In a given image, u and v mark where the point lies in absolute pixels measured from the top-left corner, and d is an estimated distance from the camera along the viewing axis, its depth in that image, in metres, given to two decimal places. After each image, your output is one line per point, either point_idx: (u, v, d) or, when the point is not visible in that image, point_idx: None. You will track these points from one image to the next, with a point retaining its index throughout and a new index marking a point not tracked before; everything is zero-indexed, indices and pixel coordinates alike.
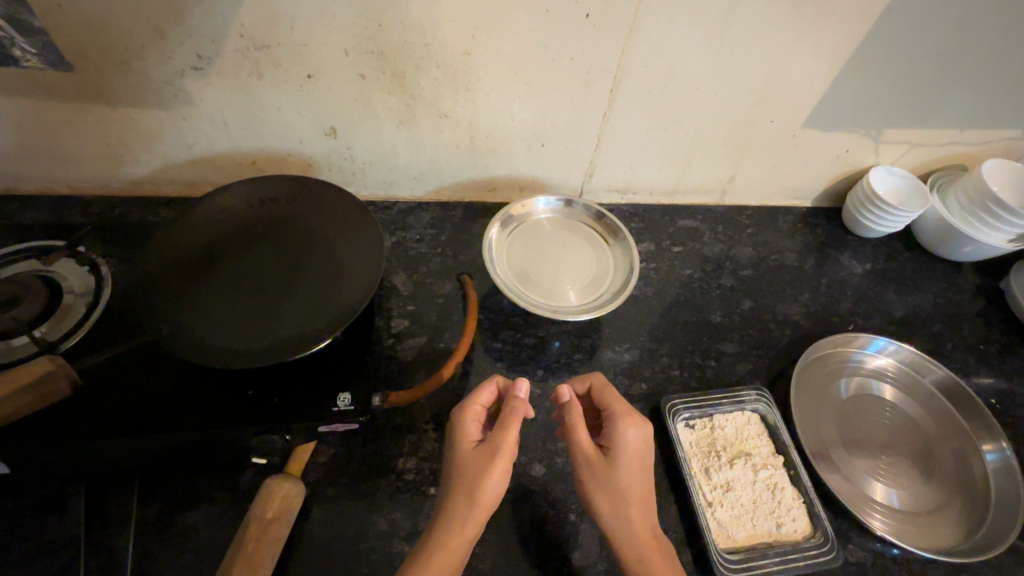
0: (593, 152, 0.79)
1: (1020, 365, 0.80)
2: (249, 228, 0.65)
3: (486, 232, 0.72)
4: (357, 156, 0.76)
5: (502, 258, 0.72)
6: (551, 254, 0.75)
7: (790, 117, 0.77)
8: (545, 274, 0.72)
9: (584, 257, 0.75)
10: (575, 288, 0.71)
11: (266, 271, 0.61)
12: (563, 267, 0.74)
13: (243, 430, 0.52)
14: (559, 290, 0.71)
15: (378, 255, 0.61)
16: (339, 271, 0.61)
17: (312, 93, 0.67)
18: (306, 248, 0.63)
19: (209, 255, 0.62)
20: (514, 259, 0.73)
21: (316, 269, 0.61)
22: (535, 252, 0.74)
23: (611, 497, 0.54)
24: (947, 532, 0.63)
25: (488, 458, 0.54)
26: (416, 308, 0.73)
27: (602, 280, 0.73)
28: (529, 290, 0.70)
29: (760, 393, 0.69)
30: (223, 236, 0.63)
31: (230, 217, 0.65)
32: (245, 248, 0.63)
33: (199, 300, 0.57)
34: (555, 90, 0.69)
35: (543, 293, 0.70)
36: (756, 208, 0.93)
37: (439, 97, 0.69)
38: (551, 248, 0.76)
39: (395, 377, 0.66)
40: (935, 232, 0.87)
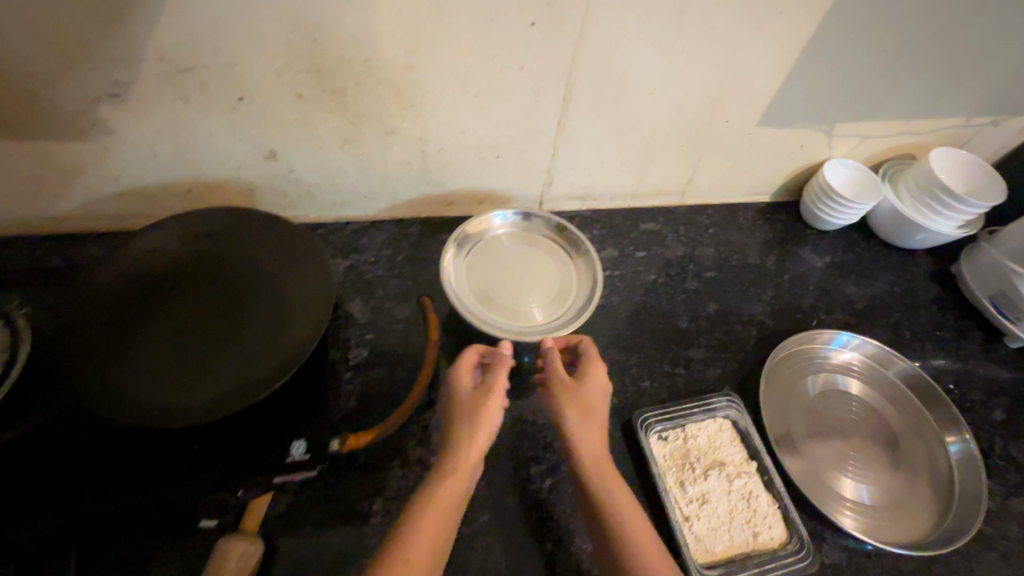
0: (550, 160, 0.77)
1: (976, 349, 0.82)
2: (184, 267, 0.60)
3: (442, 254, 0.69)
4: (302, 179, 0.72)
5: (460, 280, 0.69)
6: (512, 271, 0.72)
7: (744, 116, 0.76)
8: (507, 293, 0.70)
9: (547, 272, 0.73)
10: (538, 306, 0.69)
11: (204, 314, 0.57)
12: (525, 285, 0.72)
13: (188, 494, 0.48)
14: (522, 309, 0.69)
15: (326, 291, 0.57)
16: (284, 310, 0.57)
17: (246, 117, 0.62)
18: (249, 285, 0.59)
19: (143, 302, 0.57)
20: (473, 279, 0.70)
21: (259, 309, 0.57)
22: (495, 271, 0.72)
23: (584, 430, 0.56)
24: (915, 524, 0.64)
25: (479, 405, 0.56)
26: (375, 335, 0.70)
27: (566, 295, 0.71)
28: (492, 312, 0.67)
29: (731, 399, 0.69)
30: (154, 277, 0.59)
31: (163, 255, 0.60)
32: (179, 289, 0.58)
33: (133, 355, 0.53)
34: (506, 101, 0.67)
35: (506, 314, 0.68)
36: (717, 206, 0.92)
37: (384, 114, 0.66)
38: (512, 265, 0.73)
39: (356, 412, 0.63)
40: (889, 222, 0.89)
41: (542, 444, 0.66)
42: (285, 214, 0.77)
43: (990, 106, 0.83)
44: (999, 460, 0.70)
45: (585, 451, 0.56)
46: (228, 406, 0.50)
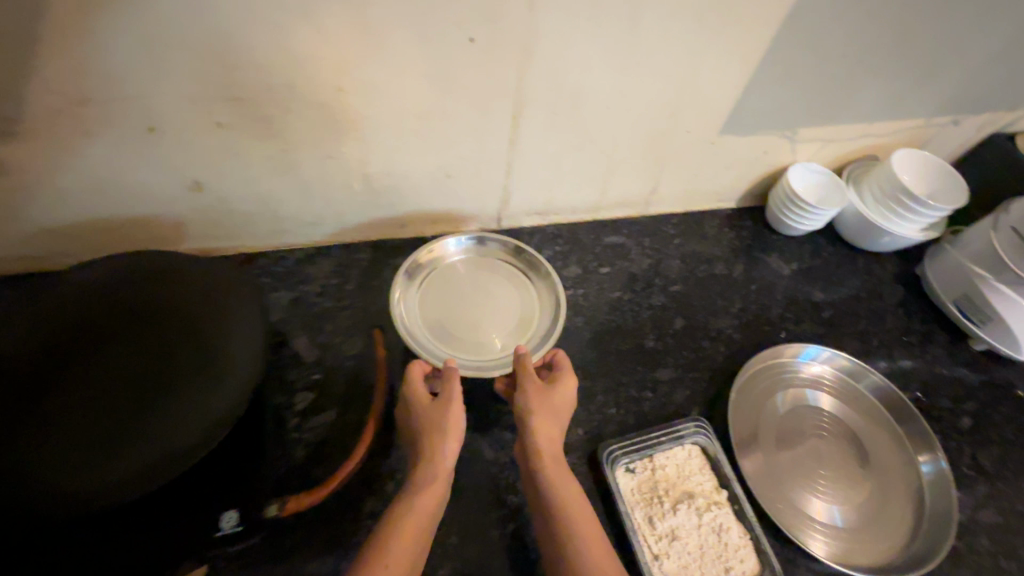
0: (505, 177, 0.73)
1: (942, 353, 0.81)
2: (78, 315, 0.52)
3: (390, 296, 0.64)
4: (235, 209, 0.66)
5: (415, 319, 0.65)
6: (469, 299, 0.69)
7: (705, 125, 0.73)
8: (467, 325, 0.66)
9: (507, 297, 0.70)
10: (501, 336, 0.66)
11: (106, 367, 0.50)
12: (484, 314, 0.68)
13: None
14: (484, 341, 0.65)
15: (255, 331, 0.53)
16: (205, 350, 0.51)
17: (162, 148, 0.56)
18: (160, 327, 0.53)
19: (42, 367, 0.49)
20: (429, 315, 0.66)
21: (176, 352, 0.51)
22: (452, 302, 0.68)
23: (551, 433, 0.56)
24: (884, 546, 0.63)
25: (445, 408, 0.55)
26: (323, 376, 0.65)
27: (529, 322, 0.68)
28: (452, 348, 0.64)
29: (700, 424, 0.66)
30: (42, 332, 0.51)
31: (55, 304, 0.53)
32: (71, 343, 0.51)
33: (30, 434, 0.45)
34: (452, 120, 0.62)
35: (467, 347, 0.64)
36: (683, 215, 0.89)
37: (319, 139, 0.60)
38: (469, 294, 0.69)
39: (303, 464, 0.57)
40: (854, 225, 0.87)
41: (505, 485, 0.62)
42: (220, 246, 0.71)
43: (950, 106, 0.81)
44: (966, 469, 0.70)
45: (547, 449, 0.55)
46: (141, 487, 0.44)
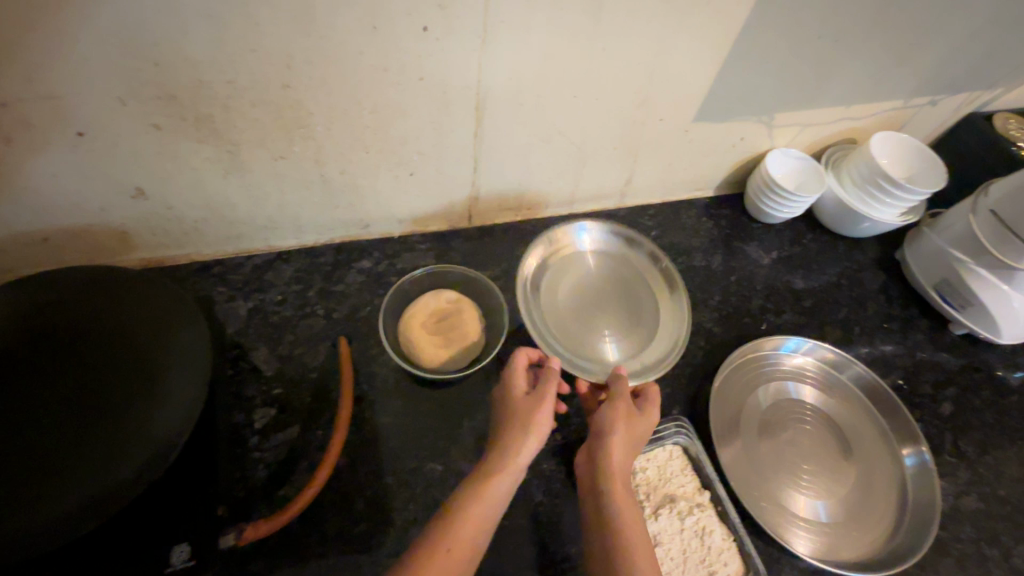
0: (472, 173, 0.69)
1: (922, 339, 0.80)
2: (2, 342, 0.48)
3: (522, 265, 0.71)
4: (183, 215, 0.62)
5: (537, 295, 0.71)
6: (592, 303, 0.73)
7: (679, 113, 0.70)
8: (586, 325, 0.71)
9: (623, 308, 0.73)
10: (603, 342, 0.69)
11: (42, 397, 0.46)
12: (599, 317, 0.72)
13: None
14: (597, 344, 0.69)
15: (197, 344, 0.49)
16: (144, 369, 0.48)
17: (93, 153, 0.52)
18: (96, 349, 0.49)
19: None
20: (556, 307, 0.72)
21: (114, 375, 0.47)
22: (576, 296, 0.73)
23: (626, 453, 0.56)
24: (868, 540, 0.62)
25: (532, 409, 0.56)
26: (284, 390, 0.62)
27: (644, 343, 0.70)
28: (557, 332, 0.69)
29: (680, 424, 0.64)
30: None
31: None
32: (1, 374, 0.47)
33: None
34: (410, 115, 0.59)
35: (580, 345, 0.68)
36: (660, 205, 0.87)
37: (267, 139, 0.56)
38: (596, 298, 0.73)
39: (265, 486, 0.55)
40: (834, 211, 0.85)
41: None
42: (171, 255, 0.66)
43: (929, 87, 0.79)
44: (949, 456, 0.69)
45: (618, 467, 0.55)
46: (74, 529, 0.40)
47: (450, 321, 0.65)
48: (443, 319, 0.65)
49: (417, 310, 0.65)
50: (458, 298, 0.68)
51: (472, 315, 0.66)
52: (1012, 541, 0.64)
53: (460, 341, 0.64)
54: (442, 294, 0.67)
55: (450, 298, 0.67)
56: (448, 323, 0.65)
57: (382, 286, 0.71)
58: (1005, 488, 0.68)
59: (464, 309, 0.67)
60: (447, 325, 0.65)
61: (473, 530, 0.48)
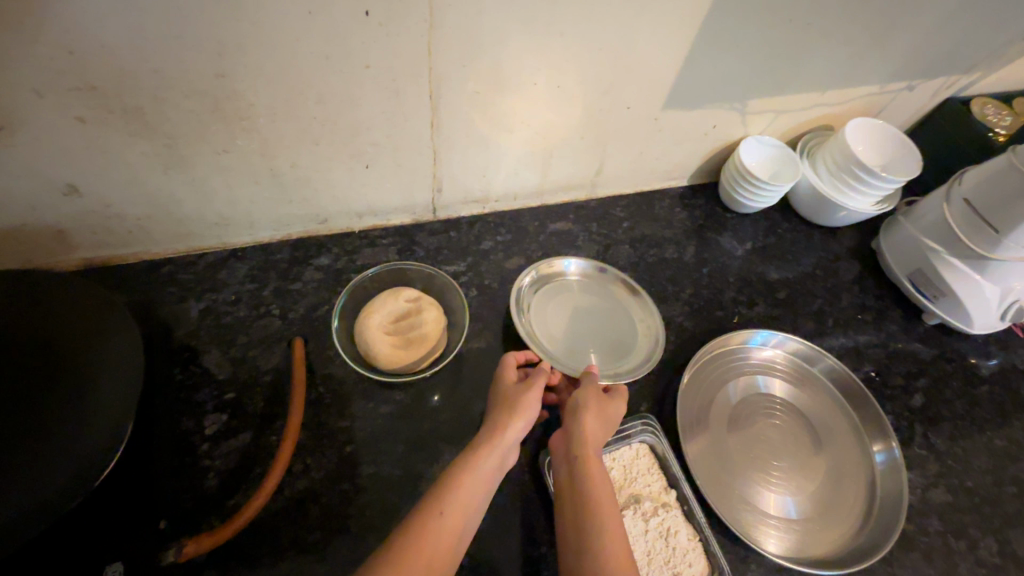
0: (433, 165, 0.66)
1: (896, 329, 0.79)
2: None
3: (516, 285, 0.71)
4: (124, 213, 0.59)
5: (531, 313, 0.70)
6: (575, 316, 0.72)
7: (647, 100, 0.68)
8: (571, 339, 0.70)
9: (609, 313, 0.73)
10: (599, 349, 0.69)
11: None
12: (589, 328, 0.71)
13: None
14: (584, 356, 0.68)
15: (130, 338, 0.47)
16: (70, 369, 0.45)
17: (15, 149, 0.49)
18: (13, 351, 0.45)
19: None
20: (543, 322, 0.70)
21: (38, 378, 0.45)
22: (565, 313, 0.72)
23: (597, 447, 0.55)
24: (837, 536, 0.61)
25: (519, 398, 0.56)
26: (237, 394, 0.59)
27: (626, 349, 0.70)
28: (562, 354, 0.68)
29: (646, 421, 0.63)
30: None
31: None
32: None
33: None
34: (359, 105, 0.55)
35: (568, 357, 0.68)
36: (633, 195, 0.84)
37: (206, 132, 0.53)
38: (578, 312, 0.73)
39: (214, 495, 0.53)
40: (810, 201, 0.84)
41: None
42: (115, 254, 0.63)
43: (904, 72, 0.78)
44: (918, 448, 0.68)
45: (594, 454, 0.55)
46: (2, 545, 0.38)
47: (408, 322, 0.64)
48: (402, 320, 0.64)
49: (375, 309, 0.63)
50: (419, 298, 0.66)
51: (433, 315, 0.64)
52: (979, 533, 0.64)
53: (418, 343, 0.62)
54: (402, 293, 0.66)
55: (410, 297, 0.66)
56: (407, 324, 0.63)
57: (342, 283, 0.69)
58: (973, 478, 0.67)
59: (424, 309, 0.65)
60: (405, 326, 0.63)
61: (458, 514, 0.47)
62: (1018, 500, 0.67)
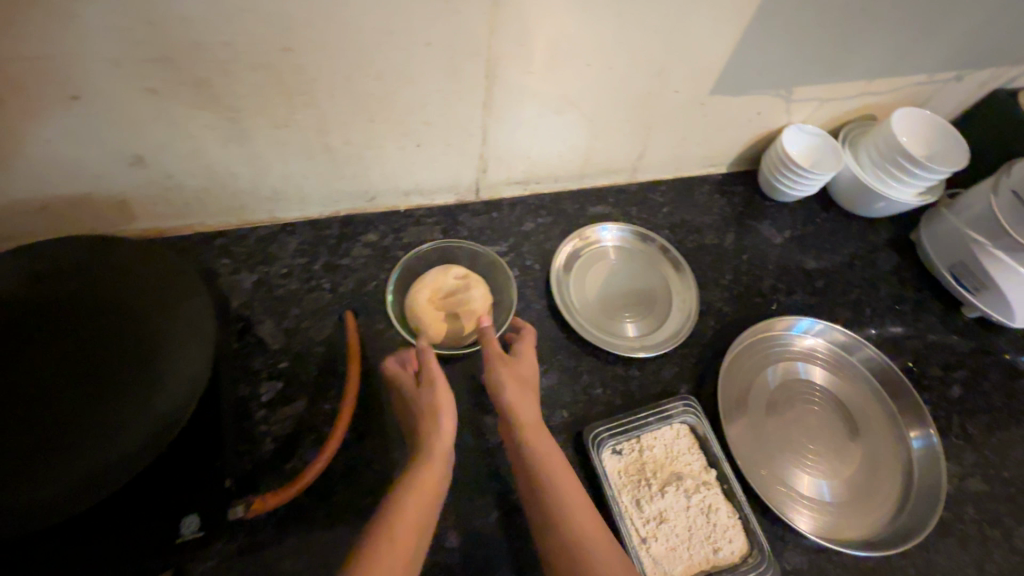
0: (481, 145, 0.67)
1: (934, 321, 0.79)
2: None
3: (553, 258, 0.73)
4: (184, 184, 0.60)
5: (568, 285, 0.73)
6: (611, 285, 0.74)
7: (695, 85, 0.68)
8: (608, 308, 0.72)
9: (643, 278, 0.75)
10: (635, 319, 0.72)
11: (39, 362, 0.45)
12: (626, 298, 0.73)
13: None
14: (620, 325, 0.71)
15: (201, 308, 0.49)
16: (146, 333, 0.47)
17: (88, 119, 0.50)
18: (94, 314, 0.47)
19: None
20: (580, 292, 0.73)
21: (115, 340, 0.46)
22: (602, 285, 0.74)
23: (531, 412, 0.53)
24: (871, 521, 0.62)
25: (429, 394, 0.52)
26: (290, 364, 0.61)
27: (662, 319, 0.72)
28: (599, 324, 0.70)
29: (687, 403, 0.64)
30: None
31: None
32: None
33: None
34: (416, 82, 0.56)
35: (604, 326, 0.70)
36: (672, 181, 0.85)
37: (269, 106, 0.54)
38: (615, 281, 0.75)
39: (272, 459, 0.55)
40: (850, 191, 0.83)
41: (488, 471, 0.59)
42: (173, 225, 0.65)
43: (954, 62, 0.77)
44: (955, 438, 0.69)
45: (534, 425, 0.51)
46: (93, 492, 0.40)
47: (456, 298, 0.64)
48: (450, 296, 0.64)
49: (424, 284, 0.64)
50: (467, 276, 0.66)
51: (480, 293, 0.65)
52: (1015, 523, 0.64)
53: (465, 318, 0.62)
54: (451, 271, 0.66)
55: (458, 275, 0.66)
56: (455, 300, 0.64)
57: (388, 260, 0.70)
58: (1009, 470, 0.68)
59: (472, 287, 0.65)
60: (453, 302, 0.64)
61: (418, 503, 0.44)
62: None
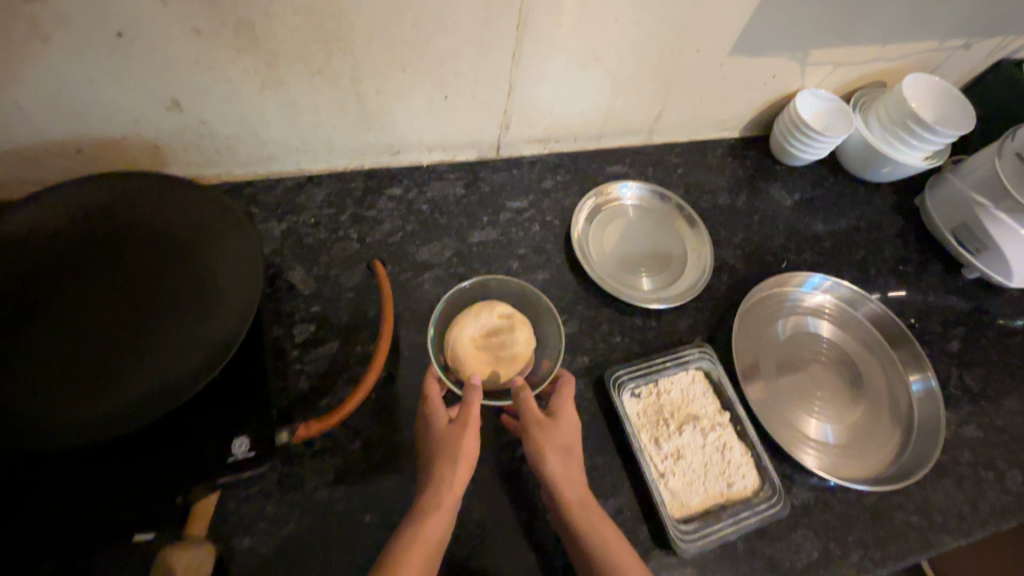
0: (506, 100, 0.69)
1: (936, 281, 0.82)
2: (57, 246, 0.48)
3: (573, 214, 0.75)
4: (217, 131, 0.61)
5: (588, 240, 0.75)
6: (629, 242, 0.76)
7: (716, 44, 0.69)
8: (626, 264, 0.74)
9: (659, 236, 0.78)
10: (651, 274, 0.74)
11: (102, 291, 0.47)
12: (643, 255, 0.76)
13: (127, 502, 0.43)
14: (637, 280, 0.73)
15: (250, 242, 0.50)
16: (201, 269, 0.49)
17: (130, 59, 0.51)
18: (150, 248, 0.50)
19: (24, 297, 0.45)
20: (599, 248, 0.75)
21: (173, 273, 0.49)
22: (620, 242, 0.76)
23: (565, 462, 0.53)
24: (873, 462, 0.65)
25: (448, 444, 0.51)
26: (323, 308, 0.63)
27: (678, 274, 0.74)
28: (617, 278, 0.73)
29: (703, 349, 0.67)
30: (24, 258, 0.47)
31: (33, 232, 0.48)
32: (57, 272, 0.47)
33: (35, 363, 0.43)
34: (450, 32, 0.57)
35: (622, 281, 0.72)
36: (686, 144, 0.86)
37: (305, 51, 0.55)
38: (632, 238, 0.77)
39: (309, 395, 0.57)
40: (858, 154, 0.86)
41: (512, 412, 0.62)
42: (202, 173, 0.66)
43: (964, 28, 0.78)
44: (953, 388, 0.72)
45: (571, 491, 0.51)
46: (156, 407, 0.42)
47: (499, 339, 0.62)
48: (493, 335, 0.62)
49: (467, 322, 0.62)
50: (511, 315, 0.64)
51: (524, 335, 0.63)
52: (1007, 465, 0.68)
53: (508, 364, 0.61)
54: (496, 308, 0.64)
55: (503, 313, 0.64)
56: (498, 341, 0.62)
57: (413, 213, 0.72)
58: (1002, 418, 0.71)
59: (517, 327, 0.63)
60: (496, 344, 0.62)
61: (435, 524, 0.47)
62: None
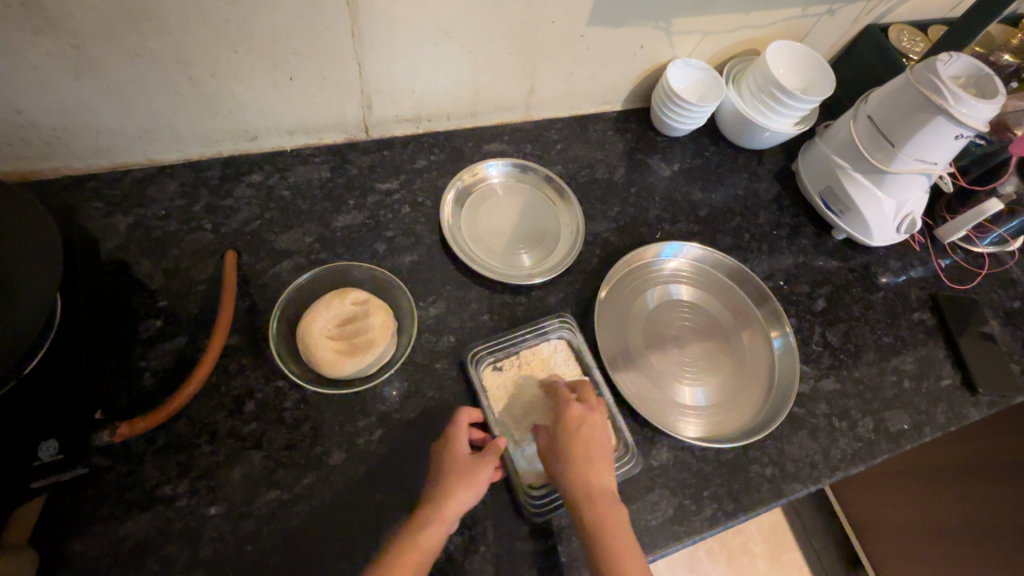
0: (359, 79, 0.67)
1: (808, 244, 0.85)
2: None
3: (444, 194, 0.74)
4: (39, 122, 0.58)
5: (459, 221, 0.74)
6: (503, 220, 0.76)
7: (571, 16, 0.69)
8: (500, 243, 0.75)
9: (534, 212, 0.78)
10: (526, 250, 0.74)
11: None
12: (518, 232, 0.76)
13: None
14: (511, 258, 0.73)
15: (48, 229, 0.49)
16: None
17: None
18: None
19: None
20: (471, 228, 0.74)
21: None
22: (493, 220, 0.76)
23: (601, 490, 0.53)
24: (739, 420, 0.68)
25: (470, 471, 0.53)
26: (170, 302, 0.61)
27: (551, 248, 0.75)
28: (490, 257, 0.73)
29: (565, 320, 0.68)
30: None
31: None
32: None
33: None
34: (275, 9, 0.55)
35: (495, 258, 0.73)
36: (567, 119, 0.86)
37: (115, 33, 0.52)
38: (507, 216, 0.77)
39: (153, 393, 0.56)
40: (733, 123, 0.87)
41: (372, 395, 0.61)
42: (35, 168, 0.62)
43: None
44: (815, 345, 0.76)
45: (605, 516, 0.52)
46: None
47: (354, 326, 0.61)
48: (348, 322, 0.62)
49: (319, 312, 0.61)
50: (366, 301, 0.63)
51: (380, 320, 0.62)
52: (860, 414, 0.72)
53: (364, 350, 0.60)
54: (349, 295, 0.63)
55: (357, 299, 0.63)
56: (353, 327, 0.62)
57: (273, 200, 0.70)
58: (860, 370, 0.75)
59: (372, 313, 0.62)
60: (351, 331, 0.61)
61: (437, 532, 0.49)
62: (897, 386, 0.75)
